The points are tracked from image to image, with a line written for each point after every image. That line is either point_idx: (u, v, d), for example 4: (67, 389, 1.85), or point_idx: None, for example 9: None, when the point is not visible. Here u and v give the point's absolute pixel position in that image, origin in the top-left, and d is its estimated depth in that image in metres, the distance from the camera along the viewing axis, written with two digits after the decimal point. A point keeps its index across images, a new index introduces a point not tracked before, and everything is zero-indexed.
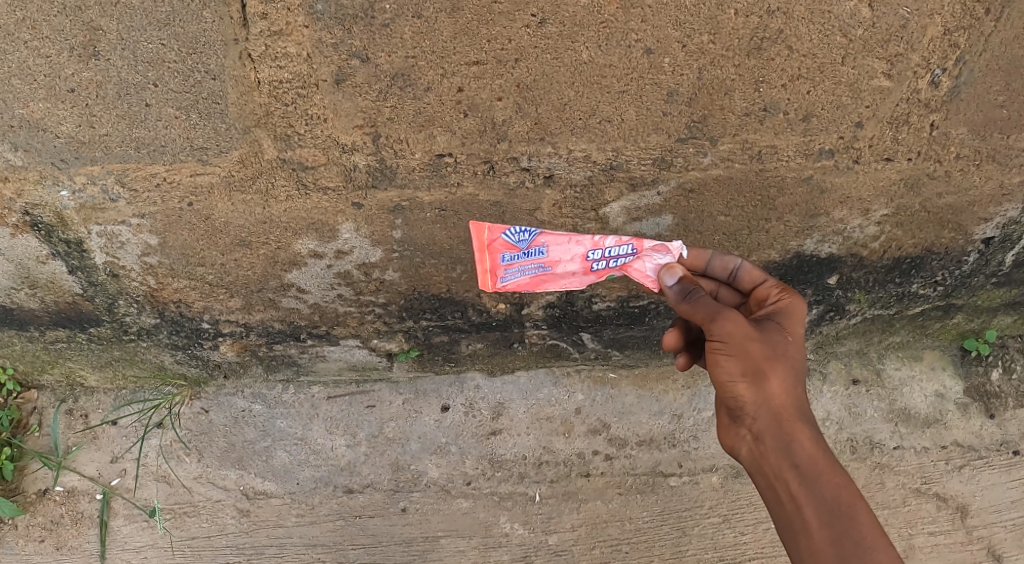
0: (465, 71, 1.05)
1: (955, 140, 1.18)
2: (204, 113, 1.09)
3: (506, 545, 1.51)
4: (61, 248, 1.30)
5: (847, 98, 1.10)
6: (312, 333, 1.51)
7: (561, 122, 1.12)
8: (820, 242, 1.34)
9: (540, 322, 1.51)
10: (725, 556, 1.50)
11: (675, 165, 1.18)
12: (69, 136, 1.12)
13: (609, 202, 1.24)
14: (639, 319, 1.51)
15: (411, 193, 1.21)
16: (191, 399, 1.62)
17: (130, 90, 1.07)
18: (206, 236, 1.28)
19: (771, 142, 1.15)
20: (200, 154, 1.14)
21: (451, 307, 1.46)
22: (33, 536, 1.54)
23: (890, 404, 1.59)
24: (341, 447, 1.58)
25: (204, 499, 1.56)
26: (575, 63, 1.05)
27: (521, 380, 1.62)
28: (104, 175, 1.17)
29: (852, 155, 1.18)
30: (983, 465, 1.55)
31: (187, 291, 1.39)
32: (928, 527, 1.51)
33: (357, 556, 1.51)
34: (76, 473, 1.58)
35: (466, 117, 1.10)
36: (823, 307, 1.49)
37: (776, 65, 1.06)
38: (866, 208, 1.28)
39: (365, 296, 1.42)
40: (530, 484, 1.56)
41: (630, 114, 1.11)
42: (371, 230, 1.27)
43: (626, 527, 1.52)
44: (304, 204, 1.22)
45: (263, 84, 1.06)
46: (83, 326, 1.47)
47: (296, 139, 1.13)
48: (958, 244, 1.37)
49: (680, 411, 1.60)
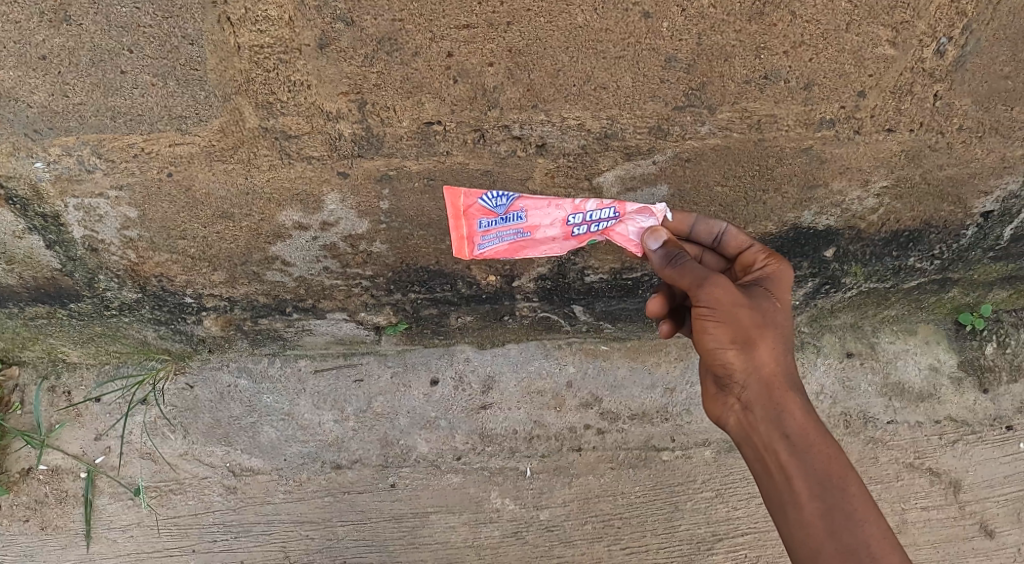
0: (455, 35, 1.01)
1: (958, 111, 1.15)
2: (182, 80, 1.05)
3: (497, 521, 1.50)
4: (37, 221, 1.25)
5: (849, 66, 1.07)
6: (298, 306, 1.47)
7: (555, 89, 1.07)
8: (818, 214, 1.31)
9: (532, 294, 1.46)
10: (717, 531, 1.49)
11: (672, 134, 1.14)
12: (42, 106, 1.08)
13: (603, 171, 1.19)
14: (632, 291, 1.46)
15: (398, 162, 1.17)
16: (175, 375, 1.57)
17: (105, 56, 1.02)
18: (187, 208, 1.23)
19: (770, 111, 1.12)
20: (179, 122, 1.10)
21: (440, 279, 1.42)
22: (18, 515, 1.52)
23: (884, 378, 1.57)
24: (329, 423, 1.56)
25: (189, 476, 1.54)
26: (570, 27, 1.00)
27: (511, 353, 1.59)
28: (80, 146, 1.13)
29: (853, 125, 1.15)
30: (976, 440, 1.54)
31: (168, 265, 1.35)
32: (921, 502, 1.51)
33: (346, 533, 1.50)
34: (60, 452, 1.55)
35: (455, 83, 1.06)
36: (818, 280, 1.45)
37: (778, 32, 1.02)
38: (865, 179, 1.24)
39: (352, 269, 1.38)
40: (521, 459, 1.54)
41: (626, 82, 1.07)
42: (357, 201, 1.23)
43: (619, 502, 1.51)
44: (288, 173, 1.18)
45: (242, 49, 1.02)
46: (63, 301, 1.43)
47: (279, 107, 1.08)
48: (957, 218, 1.34)
49: (673, 385, 1.57)
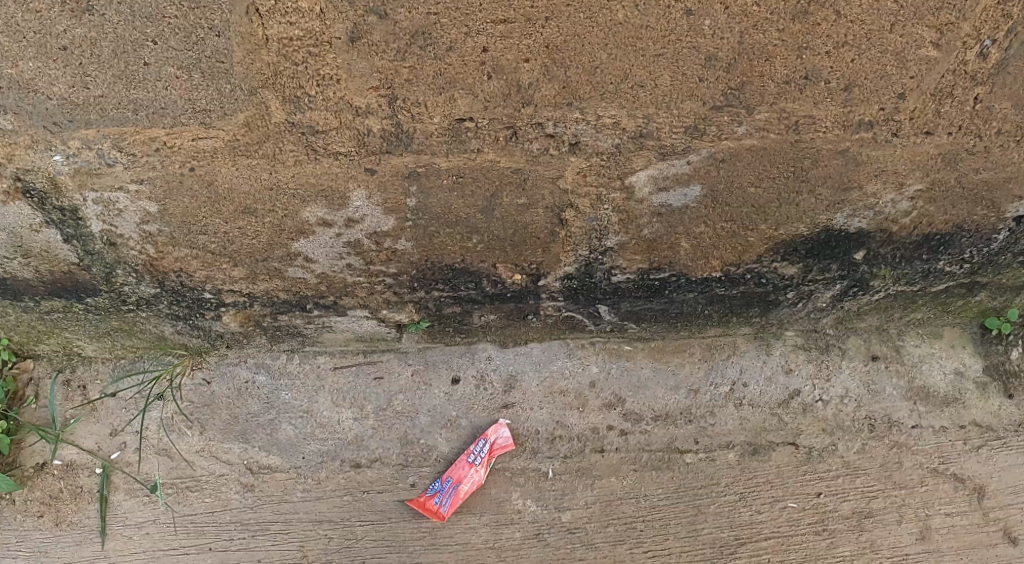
0: (491, 30, 0.98)
1: (998, 114, 1.13)
2: (208, 73, 1.03)
3: (518, 522, 1.49)
4: (55, 215, 1.23)
5: (891, 68, 1.05)
6: (318, 303, 1.44)
7: (591, 87, 1.05)
8: (851, 216, 1.28)
9: (557, 294, 1.43)
10: (741, 535, 1.47)
11: (707, 134, 1.12)
12: (63, 97, 1.06)
13: (636, 171, 1.17)
14: (658, 292, 1.43)
15: (427, 159, 1.14)
16: (192, 370, 1.55)
17: (128, 47, 1.00)
18: (209, 203, 1.21)
19: (808, 112, 1.09)
20: (203, 116, 1.07)
21: (465, 277, 1.39)
22: (32, 511, 1.51)
23: (908, 382, 1.54)
24: (348, 420, 1.54)
25: (206, 474, 1.52)
26: (609, 23, 0.98)
27: (534, 352, 1.56)
28: (100, 139, 1.11)
29: (891, 128, 1.13)
30: (1000, 446, 1.52)
31: (188, 260, 1.33)
32: (945, 508, 1.49)
33: (366, 533, 1.49)
34: (75, 447, 1.54)
35: (489, 79, 1.04)
36: (846, 283, 1.42)
37: (821, 31, 1.00)
38: (901, 182, 1.22)
39: (375, 266, 1.35)
40: (543, 460, 1.52)
41: (664, 81, 1.05)
42: (384, 198, 1.21)
43: (641, 504, 1.49)
44: (313, 169, 1.15)
45: (272, 41, 0.99)
46: (80, 295, 1.41)
47: (307, 101, 1.06)
48: (990, 222, 1.32)
49: (697, 386, 1.54)
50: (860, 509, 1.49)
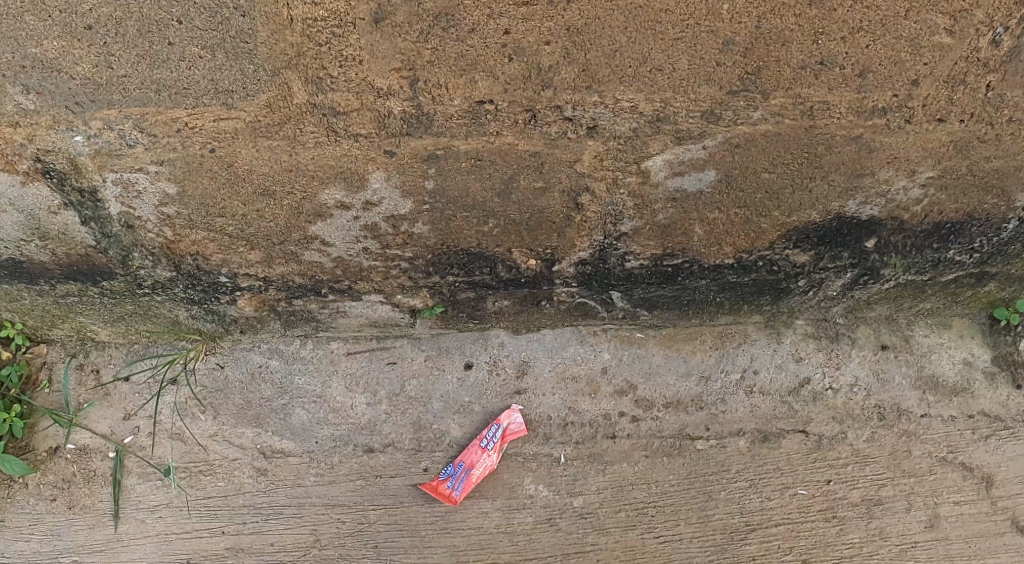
0: (513, 12, 1.00)
1: (1009, 102, 1.14)
2: (232, 53, 1.04)
3: (530, 507, 1.50)
4: (74, 197, 1.25)
5: (906, 54, 1.07)
6: (334, 287, 1.45)
7: (610, 70, 1.07)
8: (863, 204, 1.29)
9: (570, 280, 1.45)
10: (751, 521, 1.48)
11: (723, 119, 1.13)
12: (85, 77, 1.07)
13: (652, 155, 1.18)
14: (670, 279, 1.44)
15: (446, 141, 1.16)
16: (205, 355, 1.56)
17: (153, 27, 1.02)
18: (228, 185, 1.22)
19: (823, 97, 1.11)
20: (225, 97, 1.09)
21: (480, 262, 1.40)
22: (45, 494, 1.52)
23: (917, 371, 1.56)
24: (361, 405, 1.55)
25: (219, 458, 1.53)
26: (629, 6, 1.00)
27: (546, 339, 1.57)
28: (122, 120, 1.12)
29: (904, 114, 1.14)
30: (1009, 436, 1.52)
31: (205, 243, 1.34)
32: (954, 496, 1.50)
33: (378, 517, 1.49)
34: (88, 431, 1.55)
35: (510, 61, 1.05)
36: (857, 271, 1.44)
37: (838, 17, 1.02)
38: (913, 168, 1.23)
39: (391, 250, 1.36)
40: (555, 446, 1.53)
41: (682, 65, 1.06)
42: (403, 180, 1.22)
43: (652, 490, 1.50)
44: (334, 151, 1.17)
45: (295, 22, 1.01)
46: (96, 279, 1.42)
47: (329, 82, 1.08)
48: (1000, 211, 1.33)
49: (707, 373, 1.55)
50: (869, 497, 1.50)
